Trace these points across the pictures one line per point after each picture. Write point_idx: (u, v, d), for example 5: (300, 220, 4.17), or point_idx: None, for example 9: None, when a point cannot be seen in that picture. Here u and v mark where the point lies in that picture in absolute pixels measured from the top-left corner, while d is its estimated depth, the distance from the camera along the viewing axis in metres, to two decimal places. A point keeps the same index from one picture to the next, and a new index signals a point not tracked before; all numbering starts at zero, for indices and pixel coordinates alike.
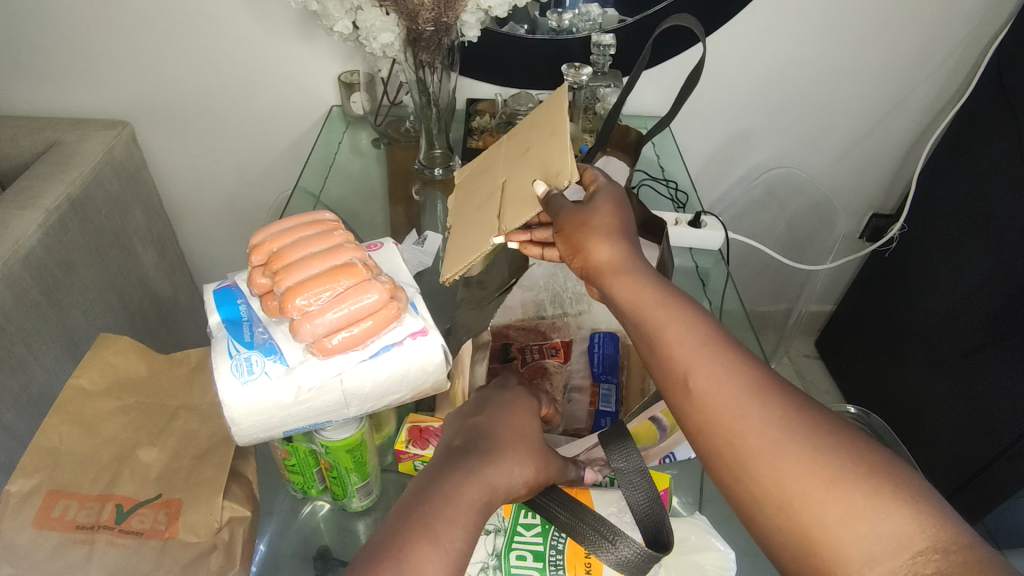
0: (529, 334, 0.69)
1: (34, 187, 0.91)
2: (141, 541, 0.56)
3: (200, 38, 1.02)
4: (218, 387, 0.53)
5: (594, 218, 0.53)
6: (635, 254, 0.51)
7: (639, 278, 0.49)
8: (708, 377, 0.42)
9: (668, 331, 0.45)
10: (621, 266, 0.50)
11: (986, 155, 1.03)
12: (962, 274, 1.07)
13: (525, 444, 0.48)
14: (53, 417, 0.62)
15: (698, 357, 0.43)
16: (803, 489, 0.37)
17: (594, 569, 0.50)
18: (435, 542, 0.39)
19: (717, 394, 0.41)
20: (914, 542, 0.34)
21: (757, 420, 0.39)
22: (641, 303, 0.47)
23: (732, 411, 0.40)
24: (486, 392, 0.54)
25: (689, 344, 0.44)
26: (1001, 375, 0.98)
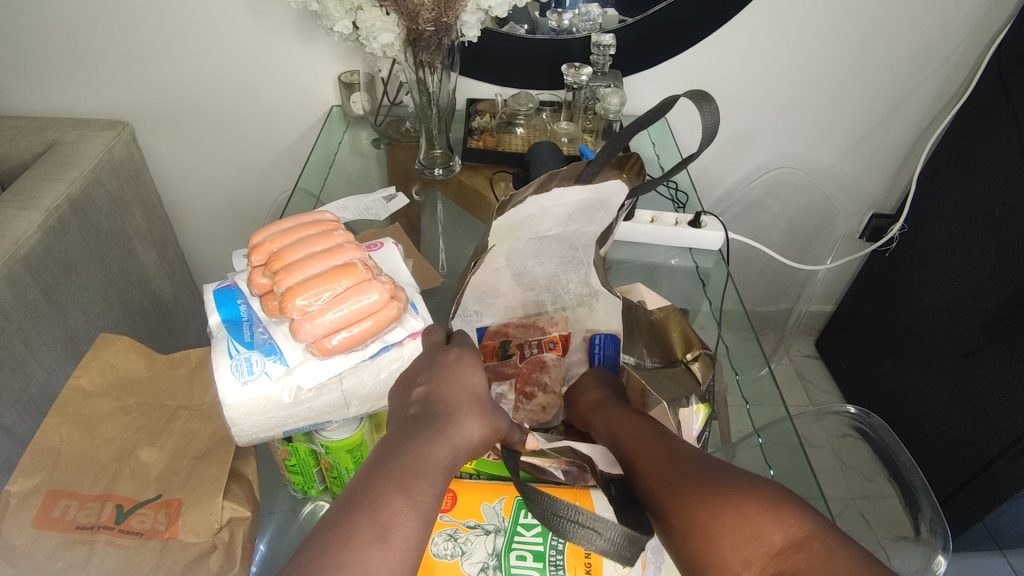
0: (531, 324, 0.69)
1: (34, 186, 0.91)
2: (141, 541, 0.56)
3: (198, 37, 1.02)
4: (218, 387, 0.53)
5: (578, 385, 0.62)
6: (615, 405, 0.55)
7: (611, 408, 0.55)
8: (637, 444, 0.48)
9: (629, 435, 0.49)
10: (603, 401, 0.57)
11: (987, 155, 1.03)
12: (962, 273, 1.07)
13: (476, 400, 0.46)
14: (53, 417, 0.62)
15: (649, 440, 0.48)
16: (701, 515, 0.39)
17: (593, 569, 0.51)
18: (407, 494, 0.38)
19: (641, 457, 0.46)
20: (773, 541, 0.37)
21: (668, 464, 0.44)
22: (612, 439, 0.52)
23: (663, 466, 0.44)
24: (436, 343, 0.52)
25: (633, 427, 0.50)
26: (1001, 375, 0.98)
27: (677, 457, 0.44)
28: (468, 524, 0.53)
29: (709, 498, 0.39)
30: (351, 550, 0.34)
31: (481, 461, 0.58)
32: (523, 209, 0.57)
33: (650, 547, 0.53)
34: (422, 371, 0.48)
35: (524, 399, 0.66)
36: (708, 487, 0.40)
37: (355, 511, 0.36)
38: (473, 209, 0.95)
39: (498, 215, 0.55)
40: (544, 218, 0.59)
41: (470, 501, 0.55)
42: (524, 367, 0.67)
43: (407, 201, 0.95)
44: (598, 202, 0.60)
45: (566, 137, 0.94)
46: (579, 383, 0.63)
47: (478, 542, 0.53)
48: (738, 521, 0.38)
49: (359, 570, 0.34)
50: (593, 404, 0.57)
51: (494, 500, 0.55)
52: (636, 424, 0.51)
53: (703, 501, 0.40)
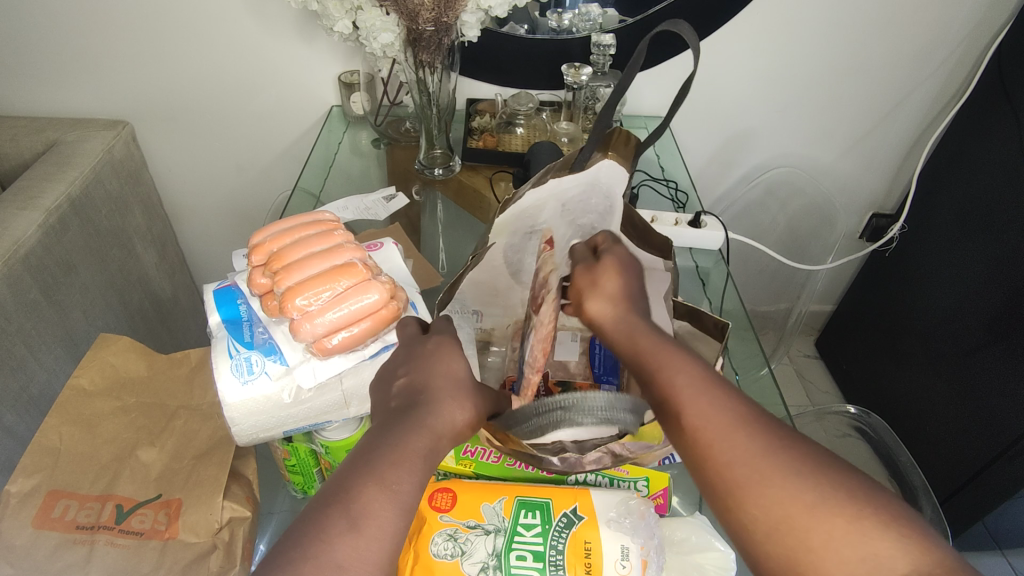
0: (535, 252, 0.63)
1: (34, 187, 0.91)
2: (141, 540, 0.56)
3: (197, 37, 1.02)
4: (218, 386, 0.53)
5: (587, 285, 0.55)
6: (641, 327, 0.51)
7: (636, 331, 0.50)
8: (692, 399, 0.42)
9: (669, 373, 0.45)
10: (634, 332, 0.50)
11: (989, 156, 1.02)
12: (961, 272, 1.07)
13: (456, 385, 0.45)
14: (53, 417, 0.62)
15: (704, 398, 0.42)
16: (797, 515, 0.37)
17: (594, 569, 0.51)
18: (386, 486, 0.38)
19: (695, 413, 0.42)
20: (896, 566, 0.34)
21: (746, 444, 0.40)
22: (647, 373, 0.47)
23: (735, 441, 0.40)
24: (413, 332, 0.50)
25: (680, 379, 0.44)
26: (1003, 374, 0.97)
27: (748, 431, 0.40)
28: (468, 524, 0.54)
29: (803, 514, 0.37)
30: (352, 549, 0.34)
31: (480, 465, 0.61)
32: (519, 204, 0.58)
33: (653, 548, 0.53)
34: (401, 364, 0.47)
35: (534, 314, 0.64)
36: (803, 485, 0.37)
37: (336, 502, 0.37)
38: (473, 209, 0.95)
39: (501, 212, 0.57)
40: (540, 212, 0.60)
41: (470, 501, 0.56)
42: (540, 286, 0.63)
43: (408, 201, 0.94)
44: (591, 188, 0.59)
45: (566, 137, 0.94)
46: (596, 281, 0.55)
47: (478, 542, 0.53)
48: (851, 535, 0.35)
49: (334, 564, 0.34)
50: (622, 335, 0.51)
51: (494, 500, 0.56)
52: (678, 373, 0.44)
53: (793, 512, 0.37)
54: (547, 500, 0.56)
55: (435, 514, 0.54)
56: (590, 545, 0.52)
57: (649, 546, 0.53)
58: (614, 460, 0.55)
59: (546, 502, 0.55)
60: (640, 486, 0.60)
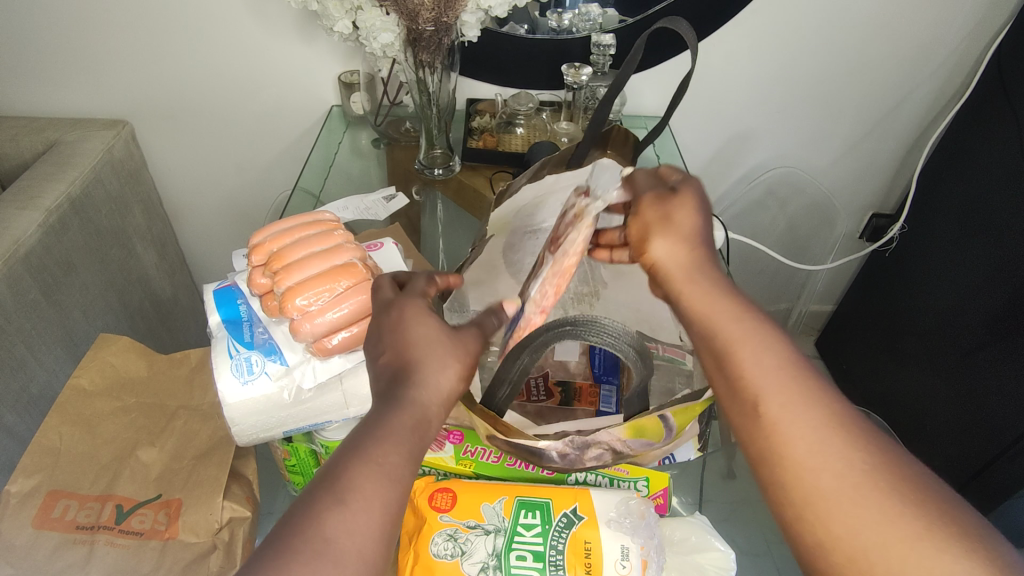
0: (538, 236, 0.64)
1: (34, 186, 0.91)
2: (141, 540, 0.58)
3: (196, 37, 1.01)
4: (218, 386, 0.53)
5: (653, 224, 0.51)
6: (718, 285, 0.47)
7: (712, 294, 0.47)
8: (782, 406, 0.40)
9: (752, 352, 0.42)
10: (715, 292, 0.46)
11: (988, 153, 1.01)
12: (964, 271, 1.05)
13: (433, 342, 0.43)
14: (53, 417, 0.64)
15: (795, 400, 0.40)
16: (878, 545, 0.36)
17: (594, 569, 0.51)
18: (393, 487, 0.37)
19: (778, 405, 0.40)
20: None
21: (837, 463, 0.38)
22: (723, 322, 0.45)
23: (822, 459, 0.38)
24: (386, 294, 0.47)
25: (761, 364, 0.42)
26: (1003, 373, 0.96)
27: (838, 451, 0.38)
28: (468, 524, 0.54)
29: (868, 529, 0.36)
30: (354, 549, 0.34)
31: (481, 465, 0.60)
32: (518, 198, 0.62)
33: (654, 549, 0.53)
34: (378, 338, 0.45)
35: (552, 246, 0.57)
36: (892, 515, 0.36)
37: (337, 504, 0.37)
38: (473, 209, 0.95)
39: (495, 207, 0.61)
40: (538, 208, 0.62)
41: (469, 501, 0.56)
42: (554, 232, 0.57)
43: (408, 202, 0.94)
44: None
45: (566, 137, 0.94)
46: (668, 218, 0.50)
47: (478, 542, 0.53)
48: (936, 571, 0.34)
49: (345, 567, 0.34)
50: (699, 295, 0.47)
51: (494, 501, 0.56)
52: (762, 356, 0.42)
53: (853, 525, 0.36)
54: (547, 500, 0.55)
55: (435, 514, 0.55)
56: (590, 545, 0.52)
57: (649, 546, 0.53)
58: (614, 456, 0.54)
59: (546, 502, 0.55)
60: (641, 486, 0.60)
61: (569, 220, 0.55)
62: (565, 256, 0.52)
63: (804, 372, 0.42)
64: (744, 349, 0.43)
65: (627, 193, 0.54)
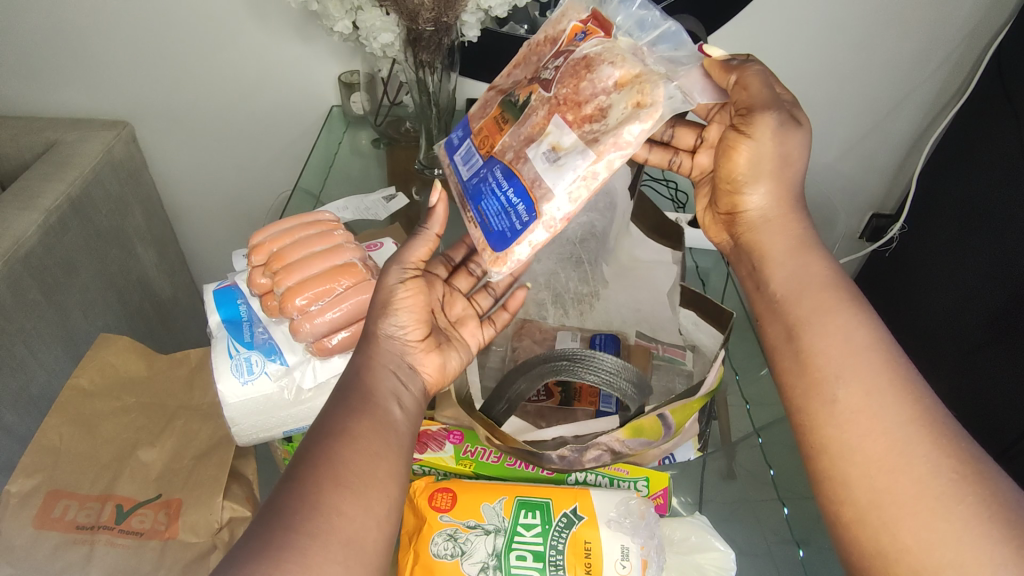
0: (511, 72, 0.58)
1: (34, 186, 0.91)
2: (141, 540, 0.58)
3: (195, 37, 1.01)
4: (218, 386, 0.54)
5: (761, 151, 0.54)
6: (808, 242, 0.54)
7: (804, 255, 0.53)
8: (861, 390, 0.45)
9: (841, 322, 0.48)
10: (806, 252, 0.54)
11: (987, 152, 1.00)
12: (963, 272, 1.04)
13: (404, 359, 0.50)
14: (54, 417, 0.64)
15: (868, 377, 0.45)
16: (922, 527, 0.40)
17: (594, 569, 0.52)
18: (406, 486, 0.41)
19: (852, 374, 0.45)
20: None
21: (892, 448, 0.42)
22: (806, 279, 0.52)
23: (888, 443, 0.42)
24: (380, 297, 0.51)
25: (848, 343, 0.47)
26: (1003, 374, 0.95)
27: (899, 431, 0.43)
28: (468, 524, 0.54)
29: (912, 514, 0.40)
30: None
31: (481, 465, 0.60)
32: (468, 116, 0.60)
33: (654, 548, 0.53)
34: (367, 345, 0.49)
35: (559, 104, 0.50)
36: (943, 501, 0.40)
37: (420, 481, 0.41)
38: None
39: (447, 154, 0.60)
40: None
41: (470, 501, 0.55)
42: (561, 86, 0.50)
43: (407, 202, 0.94)
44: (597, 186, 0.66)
45: None
46: (784, 159, 0.55)
47: (478, 542, 0.53)
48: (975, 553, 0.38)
49: None
50: (794, 254, 0.54)
51: (494, 500, 0.55)
52: (850, 337, 0.47)
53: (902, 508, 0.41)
54: (547, 500, 0.55)
55: (435, 514, 0.54)
56: (589, 545, 0.52)
57: (649, 546, 0.53)
58: (613, 457, 0.54)
59: (546, 502, 0.55)
60: (640, 486, 0.60)
61: (614, 98, 0.48)
62: (616, 153, 0.47)
63: (892, 364, 0.45)
64: (827, 318, 0.48)
65: (740, 98, 0.54)
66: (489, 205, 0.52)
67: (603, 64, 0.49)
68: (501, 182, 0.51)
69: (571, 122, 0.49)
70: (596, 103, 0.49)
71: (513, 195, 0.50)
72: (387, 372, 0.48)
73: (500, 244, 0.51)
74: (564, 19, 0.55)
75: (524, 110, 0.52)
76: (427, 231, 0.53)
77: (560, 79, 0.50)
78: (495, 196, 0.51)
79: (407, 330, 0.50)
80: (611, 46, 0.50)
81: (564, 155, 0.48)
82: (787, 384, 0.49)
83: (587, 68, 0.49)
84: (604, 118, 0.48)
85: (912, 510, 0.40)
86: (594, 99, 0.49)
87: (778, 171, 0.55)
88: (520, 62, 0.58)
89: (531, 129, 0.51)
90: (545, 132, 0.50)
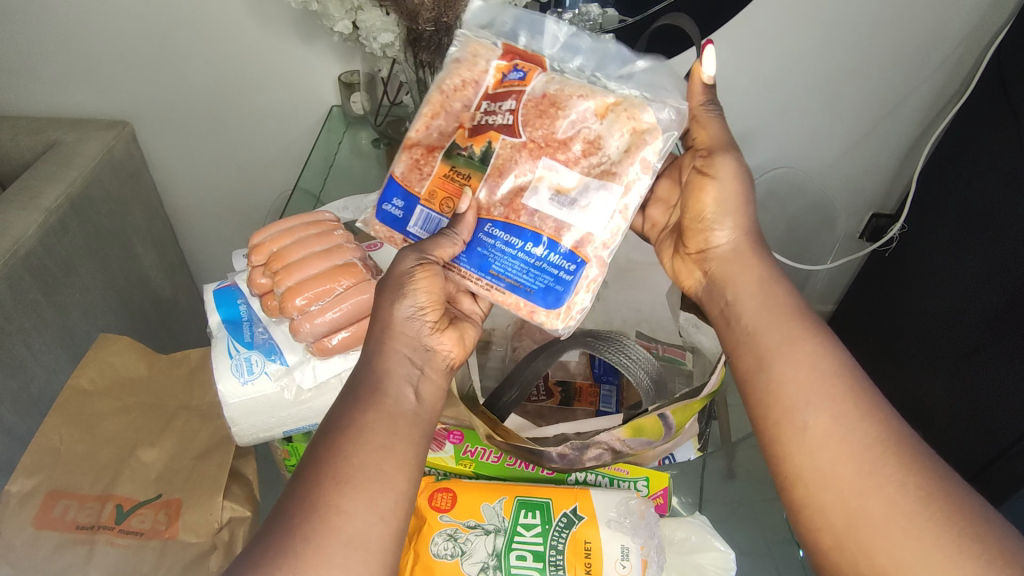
0: (427, 124, 0.55)
1: (35, 187, 0.91)
2: (142, 540, 0.59)
3: (195, 37, 1.01)
4: (218, 386, 0.55)
5: (728, 192, 0.55)
6: (770, 276, 0.54)
7: (768, 287, 0.53)
8: (831, 418, 0.45)
9: (801, 353, 0.48)
10: (767, 285, 0.54)
11: (987, 153, 1.00)
12: (962, 272, 1.04)
13: (417, 346, 0.49)
14: (53, 418, 0.64)
15: (825, 402, 0.45)
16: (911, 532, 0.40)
17: (593, 569, 0.52)
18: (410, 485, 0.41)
19: (811, 400, 0.46)
20: None
21: (869, 462, 0.43)
22: (772, 311, 0.52)
23: (846, 465, 0.43)
24: (395, 290, 0.49)
25: (813, 371, 0.47)
26: (1000, 375, 0.95)
27: (862, 454, 0.43)
28: (468, 524, 0.54)
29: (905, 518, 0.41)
30: None
31: (480, 465, 0.61)
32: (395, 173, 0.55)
33: (654, 547, 0.53)
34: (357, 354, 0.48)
35: (546, 141, 0.51)
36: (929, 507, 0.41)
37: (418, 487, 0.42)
38: None
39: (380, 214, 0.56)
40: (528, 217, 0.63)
41: (469, 501, 0.55)
42: (534, 129, 0.51)
43: None
44: None
45: None
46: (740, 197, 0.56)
47: (478, 542, 0.53)
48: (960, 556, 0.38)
49: None
50: (756, 291, 0.53)
51: (494, 500, 0.55)
52: (818, 362, 0.47)
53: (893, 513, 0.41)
54: (547, 500, 0.55)
55: (435, 514, 0.54)
56: (590, 545, 0.52)
57: (649, 546, 0.53)
58: (614, 456, 0.54)
59: (546, 502, 0.55)
60: (641, 486, 0.60)
61: (602, 129, 0.51)
62: (638, 172, 0.51)
63: (860, 386, 0.46)
64: (793, 348, 0.49)
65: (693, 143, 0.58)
66: (507, 266, 0.52)
67: (570, 98, 0.51)
68: (496, 233, 0.52)
69: (565, 162, 0.51)
70: (583, 137, 0.51)
71: (535, 246, 0.51)
72: (402, 358, 0.48)
73: (551, 300, 0.52)
74: (477, 61, 0.54)
75: (495, 165, 0.52)
76: (455, 236, 0.52)
77: (527, 123, 0.51)
78: (509, 256, 0.52)
79: (424, 312, 0.50)
80: (564, 82, 0.52)
81: (579, 196, 0.50)
82: (757, 413, 0.49)
83: (553, 106, 0.51)
84: (603, 151, 0.51)
85: (909, 510, 0.41)
86: (575, 134, 0.51)
87: (734, 209, 0.56)
88: (435, 112, 0.55)
89: (519, 181, 0.52)
90: (537, 179, 0.51)
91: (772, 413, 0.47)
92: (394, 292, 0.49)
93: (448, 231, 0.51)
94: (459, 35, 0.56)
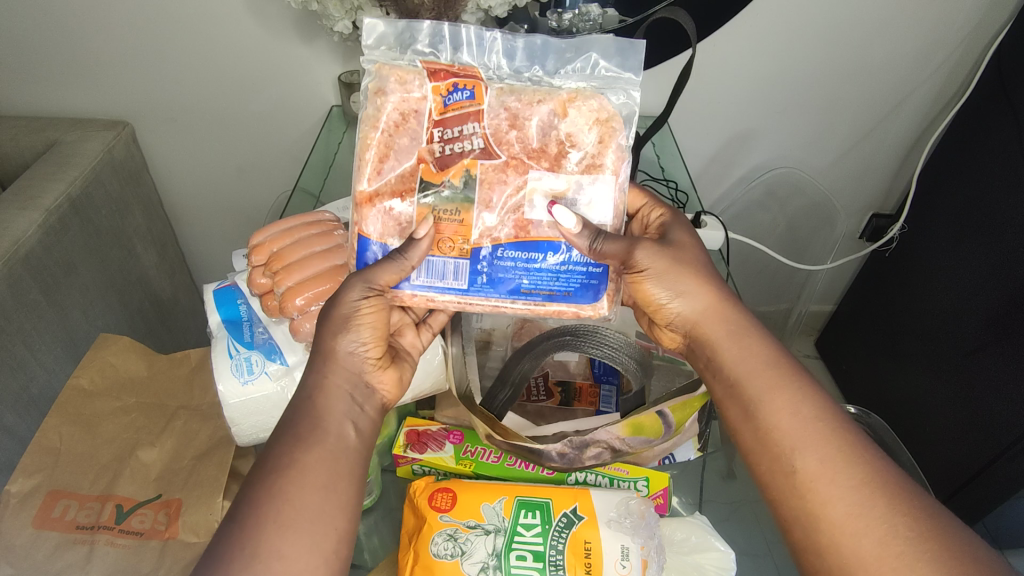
0: (376, 169, 0.50)
1: (35, 186, 0.90)
2: (142, 540, 0.59)
3: (196, 37, 1.01)
4: (218, 385, 0.55)
5: (679, 247, 0.55)
6: (738, 321, 0.52)
7: (740, 337, 0.51)
8: (820, 461, 0.44)
9: (783, 404, 0.47)
10: (739, 331, 0.51)
11: (987, 154, 1.00)
12: (962, 273, 1.04)
13: (355, 384, 0.49)
14: (53, 417, 0.64)
15: (814, 445, 0.44)
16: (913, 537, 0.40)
17: (594, 569, 0.51)
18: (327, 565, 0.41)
19: (802, 447, 0.44)
20: None
21: (864, 484, 0.42)
22: (748, 360, 0.50)
23: (836, 505, 0.42)
24: (338, 324, 0.49)
25: (797, 416, 0.46)
26: (1001, 376, 0.95)
27: (849, 494, 0.42)
28: (468, 524, 0.54)
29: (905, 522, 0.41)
30: None
31: (480, 465, 0.60)
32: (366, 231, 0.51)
33: (654, 547, 0.53)
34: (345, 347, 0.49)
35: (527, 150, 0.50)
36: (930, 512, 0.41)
37: None
38: None
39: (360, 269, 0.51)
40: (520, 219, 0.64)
41: (470, 501, 0.55)
42: (509, 147, 0.49)
43: None
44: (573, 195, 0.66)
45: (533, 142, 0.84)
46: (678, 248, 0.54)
47: (478, 542, 0.53)
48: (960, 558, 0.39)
49: None
50: (730, 344, 0.51)
51: (494, 500, 0.56)
52: (799, 407, 0.46)
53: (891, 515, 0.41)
54: (547, 500, 0.56)
55: (435, 514, 0.54)
56: (590, 545, 0.52)
57: (649, 546, 0.53)
58: (613, 455, 0.54)
59: (546, 502, 0.55)
60: (641, 486, 0.60)
61: (569, 126, 0.49)
62: (615, 155, 0.50)
63: (841, 426, 0.45)
64: (775, 396, 0.47)
65: None
66: (537, 280, 0.52)
67: (531, 105, 0.49)
68: (508, 253, 0.51)
69: (550, 167, 0.50)
70: (557, 139, 0.50)
71: (556, 254, 0.51)
72: (343, 394, 0.48)
73: (592, 294, 0.52)
74: (407, 88, 0.48)
75: (482, 194, 0.50)
76: (404, 260, 0.48)
77: (498, 141, 0.49)
78: (535, 272, 0.51)
79: (368, 348, 0.50)
80: (521, 92, 0.49)
81: (577, 195, 0.51)
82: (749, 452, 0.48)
83: (515, 119, 0.49)
84: (579, 147, 0.50)
85: (908, 511, 0.41)
86: (551, 141, 0.50)
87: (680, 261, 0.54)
88: (382, 155, 0.49)
89: (512, 199, 0.50)
90: (531, 192, 0.50)
91: (760, 456, 0.46)
92: (338, 326, 0.49)
93: (395, 255, 0.48)
94: (367, 64, 0.49)
